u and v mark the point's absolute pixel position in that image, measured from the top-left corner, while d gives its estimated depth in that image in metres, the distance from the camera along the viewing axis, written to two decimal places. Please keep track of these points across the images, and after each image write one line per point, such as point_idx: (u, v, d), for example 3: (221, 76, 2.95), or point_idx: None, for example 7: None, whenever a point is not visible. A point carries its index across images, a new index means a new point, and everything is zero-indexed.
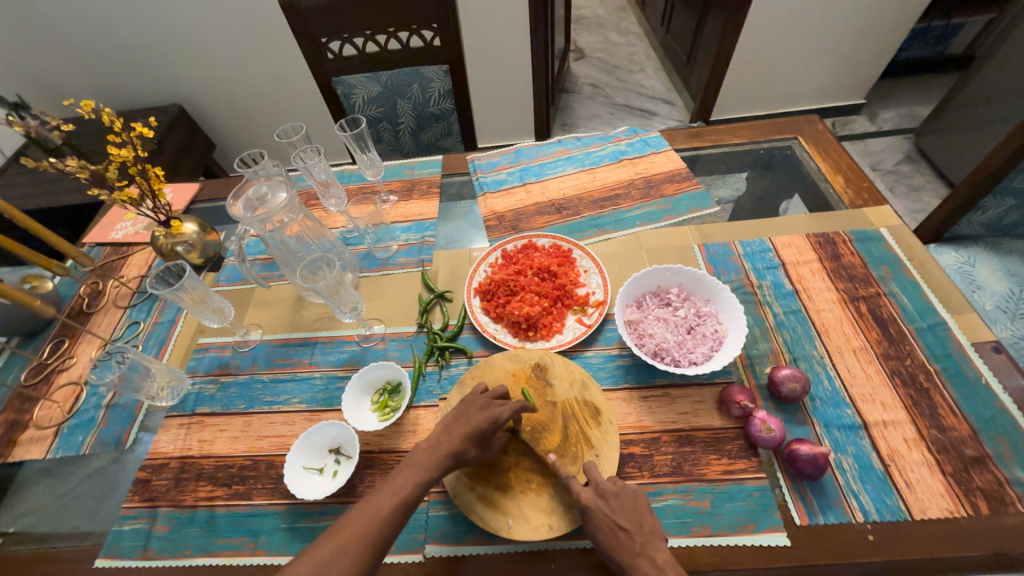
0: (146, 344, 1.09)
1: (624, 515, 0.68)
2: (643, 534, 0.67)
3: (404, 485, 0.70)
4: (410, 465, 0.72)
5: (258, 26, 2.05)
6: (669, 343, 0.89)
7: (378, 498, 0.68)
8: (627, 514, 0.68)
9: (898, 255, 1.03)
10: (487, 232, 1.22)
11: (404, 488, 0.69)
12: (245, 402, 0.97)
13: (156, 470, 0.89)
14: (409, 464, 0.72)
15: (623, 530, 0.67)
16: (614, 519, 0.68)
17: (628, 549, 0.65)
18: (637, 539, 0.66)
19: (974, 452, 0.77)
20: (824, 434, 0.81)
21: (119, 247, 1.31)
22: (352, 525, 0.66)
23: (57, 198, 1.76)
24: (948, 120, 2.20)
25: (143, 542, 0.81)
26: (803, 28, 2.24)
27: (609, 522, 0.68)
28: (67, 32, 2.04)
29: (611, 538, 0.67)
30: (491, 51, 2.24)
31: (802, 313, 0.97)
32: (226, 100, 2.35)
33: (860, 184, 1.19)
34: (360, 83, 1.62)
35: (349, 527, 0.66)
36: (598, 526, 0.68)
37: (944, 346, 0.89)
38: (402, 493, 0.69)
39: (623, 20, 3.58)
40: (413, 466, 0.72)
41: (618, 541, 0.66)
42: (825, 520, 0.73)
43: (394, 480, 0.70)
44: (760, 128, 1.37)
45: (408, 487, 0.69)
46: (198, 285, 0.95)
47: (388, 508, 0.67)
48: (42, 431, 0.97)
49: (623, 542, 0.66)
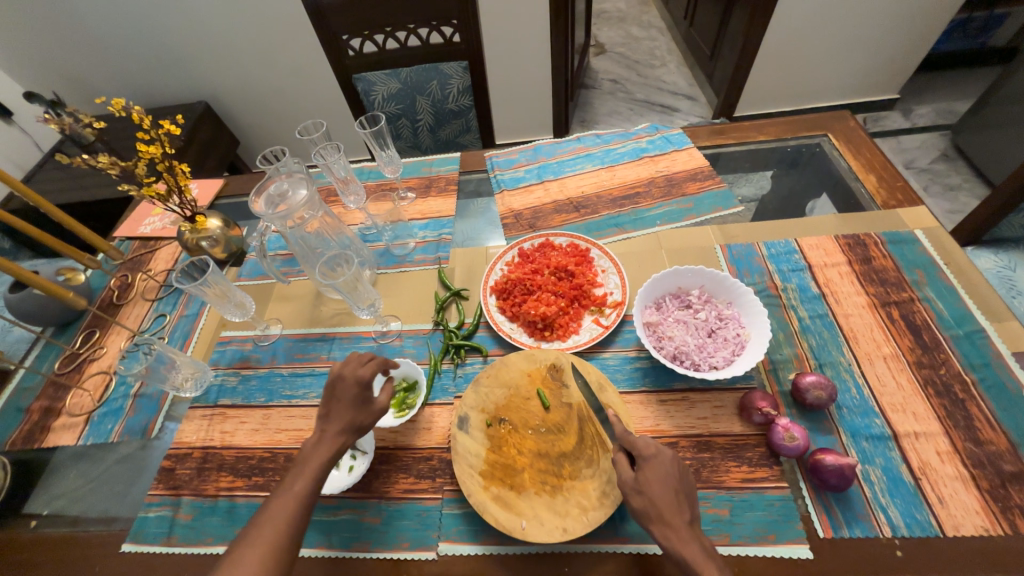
0: (172, 336, 1.12)
1: (677, 481, 0.67)
2: (692, 508, 0.66)
3: (292, 500, 0.69)
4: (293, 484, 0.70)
5: (281, 24, 2.08)
6: (689, 346, 0.87)
7: (268, 518, 0.67)
8: (680, 480, 0.68)
9: (933, 258, 0.99)
10: (505, 229, 1.21)
11: (292, 503, 0.68)
12: (264, 395, 0.98)
13: (180, 459, 0.91)
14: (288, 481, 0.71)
15: (678, 497, 0.66)
16: (670, 481, 0.67)
17: (683, 515, 0.64)
18: (689, 511, 0.65)
19: (1013, 468, 0.73)
20: (851, 444, 0.78)
21: (147, 241, 1.35)
22: (256, 541, 0.66)
23: (88, 192, 1.82)
24: (989, 116, 2.09)
25: (167, 529, 0.84)
26: (833, 21, 2.16)
27: (669, 482, 0.66)
28: (100, 32, 2.10)
29: (671, 499, 0.65)
30: (510, 47, 2.22)
31: (829, 317, 0.94)
32: (249, 97, 2.39)
33: (893, 183, 1.14)
34: (379, 80, 1.63)
35: (251, 543, 0.65)
36: (664, 480, 0.66)
37: (982, 355, 0.85)
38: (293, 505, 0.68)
39: (645, 14, 3.52)
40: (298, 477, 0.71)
41: (674, 504, 0.65)
42: (849, 534, 0.70)
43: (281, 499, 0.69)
44: (787, 125, 1.33)
45: (295, 500, 0.69)
46: (221, 280, 0.98)
47: (283, 524, 0.67)
48: (73, 418, 1.01)
49: (680, 507, 0.65)
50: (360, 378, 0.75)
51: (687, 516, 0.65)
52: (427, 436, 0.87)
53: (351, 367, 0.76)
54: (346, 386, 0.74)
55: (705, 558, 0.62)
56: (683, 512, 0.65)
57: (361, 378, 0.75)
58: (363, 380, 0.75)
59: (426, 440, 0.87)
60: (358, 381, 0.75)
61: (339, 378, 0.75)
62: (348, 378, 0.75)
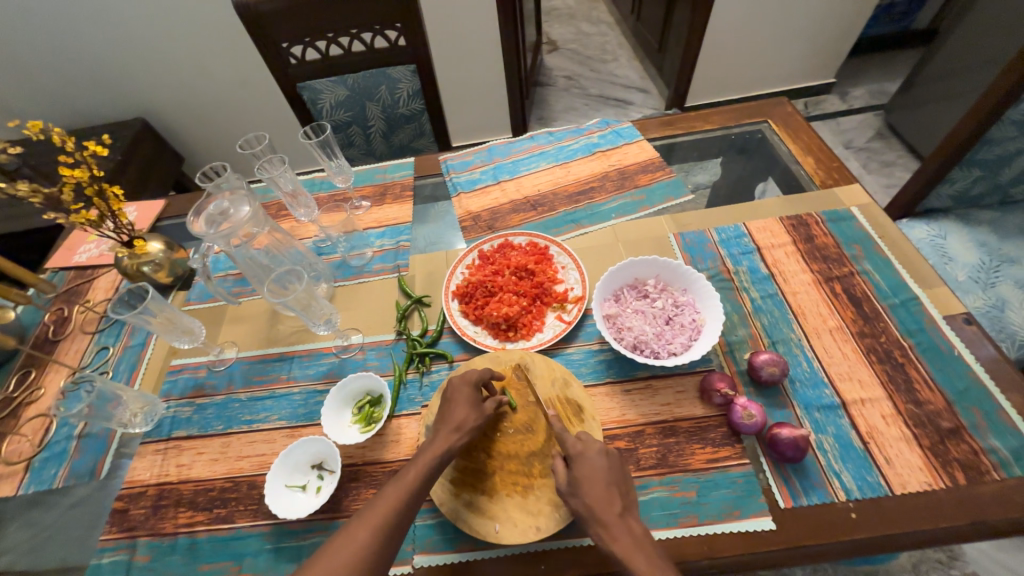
0: (117, 370, 1.06)
1: (609, 474, 0.70)
2: (626, 500, 0.68)
3: (384, 515, 0.67)
4: (388, 497, 0.69)
5: (219, 34, 2.00)
6: (649, 335, 0.89)
7: (357, 531, 0.66)
8: (613, 473, 0.70)
9: (869, 232, 1.05)
10: (464, 232, 1.20)
11: (384, 518, 0.67)
12: (222, 423, 0.94)
13: (133, 499, 0.86)
14: (382, 494, 0.70)
15: (609, 491, 0.68)
16: (601, 475, 0.69)
17: (613, 509, 0.66)
18: (621, 503, 0.67)
19: (949, 424, 0.78)
20: (805, 415, 0.82)
21: (84, 271, 1.26)
22: (355, 534, 0.66)
23: (17, 222, 1.70)
24: (915, 94, 2.23)
25: (123, 574, 0.79)
26: (769, 11, 2.25)
27: (599, 477, 0.69)
28: (18, 49, 1.96)
29: (600, 493, 0.67)
30: (460, 48, 2.21)
31: (779, 296, 0.98)
32: (191, 112, 2.28)
33: (830, 164, 1.20)
34: (326, 88, 1.58)
35: (351, 535, 0.65)
36: (594, 477, 0.69)
37: (917, 321, 0.90)
38: (384, 522, 0.66)
39: (593, 10, 3.57)
40: (394, 490, 0.70)
41: (604, 498, 0.67)
42: (808, 501, 0.73)
43: (372, 513, 0.67)
44: (730, 113, 1.37)
45: (385, 515, 0.67)
46: (166, 307, 0.95)
47: (370, 540, 0.65)
48: (11, 466, 0.94)
49: (610, 501, 0.67)
50: (469, 379, 0.82)
51: (618, 508, 0.66)
52: (396, 448, 0.86)
53: (467, 374, 0.83)
54: (459, 388, 0.81)
55: (634, 549, 0.63)
56: (614, 505, 0.66)
57: (472, 379, 0.82)
58: (474, 382, 0.81)
59: (394, 452, 0.85)
60: (470, 383, 0.81)
61: (455, 383, 0.82)
62: (459, 381, 0.82)
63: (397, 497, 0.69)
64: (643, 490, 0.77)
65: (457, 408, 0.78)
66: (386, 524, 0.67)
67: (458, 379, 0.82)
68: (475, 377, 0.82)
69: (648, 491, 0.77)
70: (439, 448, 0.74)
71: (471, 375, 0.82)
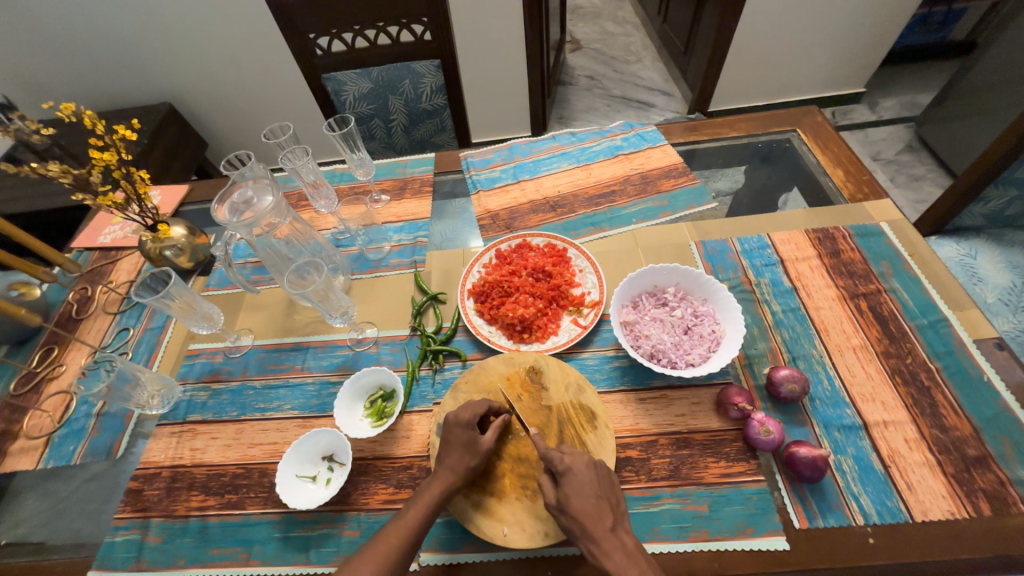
0: (136, 351, 1.07)
1: (598, 487, 0.69)
2: (617, 516, 0.68)
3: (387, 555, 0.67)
4: (385, 542, 0.68)
5: (247, 23, 2.01)
6: (666, 344, 0.87)
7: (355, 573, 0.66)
8: (600, 486, 0.70)
9: (898, 249, 1.02)
10: (482, 231, 1.20)
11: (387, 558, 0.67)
12: (237, 409, 0.95)
13: (148, 479, 0.88)
14: (378, 540, 0.69)
15: (599, 504, 0.67)
16: (590, 489, 0.68)
17: (605, 523, 0.66)
18: (612, 516, 0.67)
19: (975, 452, 0.76)
20: (824, 435, 0.80)
21: (108, 252, 1.29)
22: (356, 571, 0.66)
23: (46, 200, 1.74)
24: (949, 108, 2.17)
25: (136, 553, 0.80)
26: (801, 17, 2.20)
27: (588, 491, 0.68)
28: (52, 31, 2.00)
29: (590, 508, 0.67)
30: (485, 45, 2.20)
31: (801, 311, 0.96)
32: (217, 99, 2.32)
33: (860, 177, 1.17)
34: (350, 80, 1.59)
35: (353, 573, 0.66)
36: (581, 491, 0.68)
37: (945, 343, 0.88)
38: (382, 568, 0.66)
39: (619, 9, 3.53)
40: (391, 534, 0.69)
41: (594, 513, 0.66)
42: (824, 523, 0.72)
43: (368, 559, 0.67)
44: (758, 121, 1.34)
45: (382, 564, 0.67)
46: (186, 291, 0.94)
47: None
48: (31, 441, 0.96)
49: (601, 515, 0.66)
50: (462, 420, 0.77)
51: (608, 522, 0.66)
52: (407, 445, 0.86)
53: (466, 410, 0.79)
54: (451, 430, 0.77)
55: (626, 563, 0.62)
56: (605, 520, 0.66)
57: (467, 420, 0.77)
58: (468, 422, 0.77)
59: (405, 448, 0.85)
60: (463, 424, 0.77)
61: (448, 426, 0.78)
62: (451, 422, 0.78)
63: (393, 544, 0.68)
64: (652, 501, 0.76)
65: (451, 451, 0.76)
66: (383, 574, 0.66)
67: (451, 419, 0.78)
68: (468, 416, 0.77)
69: (658, 502, 0.76)
70: (436, 491, 0.72)
71: (465, 414, 0.78)
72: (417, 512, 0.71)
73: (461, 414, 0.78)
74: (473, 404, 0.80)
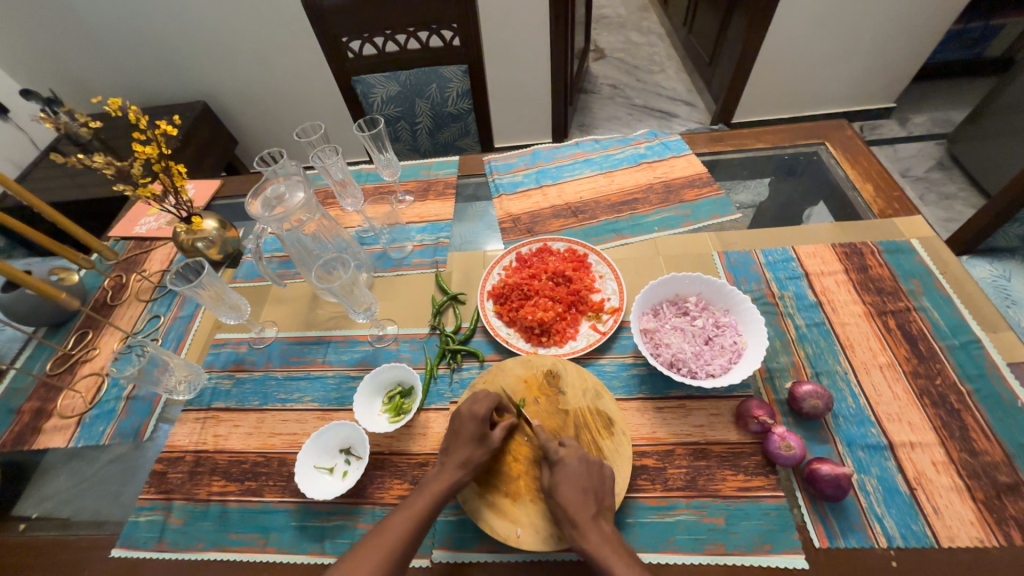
0: (166, 338, 1.11)
1: (588, 481, 0.71)
2: (596, 510, 0.69)
3: (393, 545, 0.67)
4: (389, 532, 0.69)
5: (280, 26, 2.08)
6: (686, 354, 0.87)
7: (365, 557, 0.66)
8: (592, 481, 0.72)
9: (929, 267, 0.99)
10: (503, 234, 1.21)
11: (394, 546, 0.67)
12: (259, 399, 0.98)
13: (172, 463, 0.90)
14: (386, 526, 0.69)
15: (586, 495, 0.70)
16: (578, 481, 0.71)
17: (589, 511, 0.68)
18: (596, 506, 0.69)
19: (1008, 479, 0.73)
20: (847, 453, 0.78)
21: (143, 241, 1.34)
22: (366, 555, 0.66)
23: (85, 191, 1.82)
24: (984, 126, 2.11)
25: (158, 533, 0.82)
26: (830, 30, 2.17)
27: (577, 483, 0.71)
28: (99, 31, 2.09)
29: (575, 497, 0.69)
30: (511, 52, 2.23)
31: (825, 326, 0.94)
32: (249, 98, 2.39)
33: (890, 193, 1.14)
34: (379, 83, 1.63)
35: (362, 557, 0.66)
36: (571, 480, 0.70)
37: (977, 366, 0.85)
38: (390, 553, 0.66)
39: (644, 20, 3.54)
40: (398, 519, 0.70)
41: (581, 501, 0.69)
42: (845, 544, 0.70)
43: (375, 544, 0.67)
44: (785, 133, 1.33)
45: (389, 550, 0.67)
46: (216, 282, 0.97)
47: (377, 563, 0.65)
48: (64, 420, 1.00)
49: (586, 503, 0.69)
50: (477, 413, 0.78)
51: (591, 510, 0.69)
52: (423, 442, 0.87)
53: (475, 403, 0.80)
54: (464, 421, 0.78)
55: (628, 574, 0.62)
56: (585, 512, 0.68)
57: (480, 413, 0.78)
58: (482, 416, 0.78)
59: (421, 445, 0.86)
60: (479, 417, 0.78)
61: (461, 415, 0.79)
62: (464, 414, 0.78)
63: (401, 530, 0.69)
64: (667, 511, 0.75)
65: (459, 444, 0.76)
66: (391, 557, 0.66)
67: (464, 409, 0.79)
68: (480, 409, 0.79)
69: (673, 513, 0.75)
70: (443, 482, 0.73)
71: (478, 408, 0.79)
72: (425, 500, 0.72)
73: (472, 406, 0.80)
74: (486, 399, 0.81)
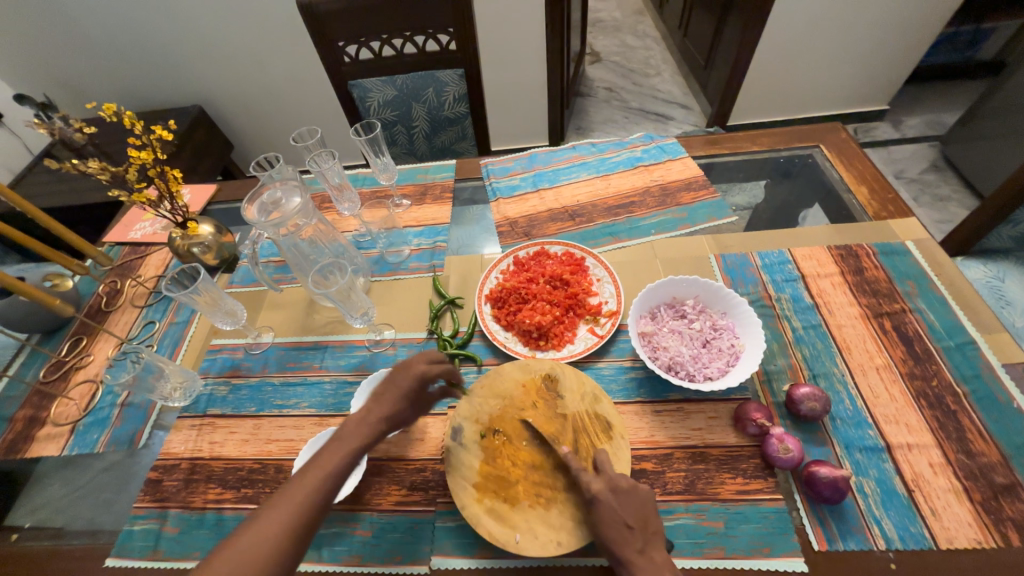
0: (161, 344, 1.10)
1: (630, 512, 0.69)
2: (642, 541, 0.66)
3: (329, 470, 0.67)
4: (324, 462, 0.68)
5: (276, 30, 2.08)
6: (684, 357, 0.87)
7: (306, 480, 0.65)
8: (634, 512, 0.69)
9: (924, 269, 1.00)
10: (500, 238, 1.21)
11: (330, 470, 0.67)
12: (255, 405, 0.97)
13: (167, 471, 0.90)
14: (325, 454, 0.69)
15: (630, 529, 0.67)
16: (621, 514, 0.68)
17: (634, 545, 0.66)
18: (641, 540, 0.67)
19: (1004, 480, 0.73)
20: (845, 455, 0.78)
21: (137, 247, 1.33)
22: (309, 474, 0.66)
23: (79, 196, 1.80)
24: (976, 128, 2.13)
25: (153, 543, 0.81)
26: (823, 34, 2.19)
27: (618, 519, 0.68)
28: (93, 36, 2.09)
29: (617, 534, 0.67)
30: (507, 55, 2.23)
31: (822, 328, 0.95)
32: (245, 103, 2.39)
33: (884, 195, 1.15)
34: (375, 87, 1.63)
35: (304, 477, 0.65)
36: (614, 517, 0.68)
37: (973, 366, 0.86)
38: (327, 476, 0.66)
39: (639, 23, 3.56)
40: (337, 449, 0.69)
41: (625, 536, 0.67)
42: (844, 547, 0.70)
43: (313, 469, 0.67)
44: (780, 136, 1.34)
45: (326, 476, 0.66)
46: (212, 287, 0.96)
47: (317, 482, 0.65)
48: (58, 427, 0.99)
49: (630, 538, 0.67)
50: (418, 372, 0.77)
51: (636, 544, 0.66)
52: (421, 447, 0.86)
53: (417, 362, 0.79)
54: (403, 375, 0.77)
55: None
56: (630, 544, 0.66)
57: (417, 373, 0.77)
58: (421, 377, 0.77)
59: (419, 451, 0.86)
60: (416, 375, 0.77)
61: (403, 369, 0.78)
62: (410, 369, 0.77)
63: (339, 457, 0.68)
64: (666, 515, 0.75)
65: (384, 403, 0.76)
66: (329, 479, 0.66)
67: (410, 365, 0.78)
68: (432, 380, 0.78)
69: (672, 517, 0.75)
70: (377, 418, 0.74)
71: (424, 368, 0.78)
72: (340, 456, 0.69)
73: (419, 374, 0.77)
74: (434, 361, 0.80)
